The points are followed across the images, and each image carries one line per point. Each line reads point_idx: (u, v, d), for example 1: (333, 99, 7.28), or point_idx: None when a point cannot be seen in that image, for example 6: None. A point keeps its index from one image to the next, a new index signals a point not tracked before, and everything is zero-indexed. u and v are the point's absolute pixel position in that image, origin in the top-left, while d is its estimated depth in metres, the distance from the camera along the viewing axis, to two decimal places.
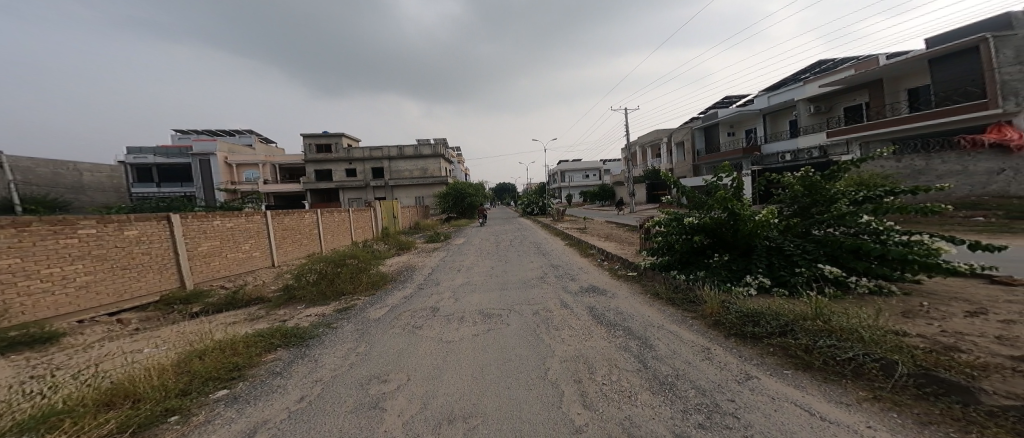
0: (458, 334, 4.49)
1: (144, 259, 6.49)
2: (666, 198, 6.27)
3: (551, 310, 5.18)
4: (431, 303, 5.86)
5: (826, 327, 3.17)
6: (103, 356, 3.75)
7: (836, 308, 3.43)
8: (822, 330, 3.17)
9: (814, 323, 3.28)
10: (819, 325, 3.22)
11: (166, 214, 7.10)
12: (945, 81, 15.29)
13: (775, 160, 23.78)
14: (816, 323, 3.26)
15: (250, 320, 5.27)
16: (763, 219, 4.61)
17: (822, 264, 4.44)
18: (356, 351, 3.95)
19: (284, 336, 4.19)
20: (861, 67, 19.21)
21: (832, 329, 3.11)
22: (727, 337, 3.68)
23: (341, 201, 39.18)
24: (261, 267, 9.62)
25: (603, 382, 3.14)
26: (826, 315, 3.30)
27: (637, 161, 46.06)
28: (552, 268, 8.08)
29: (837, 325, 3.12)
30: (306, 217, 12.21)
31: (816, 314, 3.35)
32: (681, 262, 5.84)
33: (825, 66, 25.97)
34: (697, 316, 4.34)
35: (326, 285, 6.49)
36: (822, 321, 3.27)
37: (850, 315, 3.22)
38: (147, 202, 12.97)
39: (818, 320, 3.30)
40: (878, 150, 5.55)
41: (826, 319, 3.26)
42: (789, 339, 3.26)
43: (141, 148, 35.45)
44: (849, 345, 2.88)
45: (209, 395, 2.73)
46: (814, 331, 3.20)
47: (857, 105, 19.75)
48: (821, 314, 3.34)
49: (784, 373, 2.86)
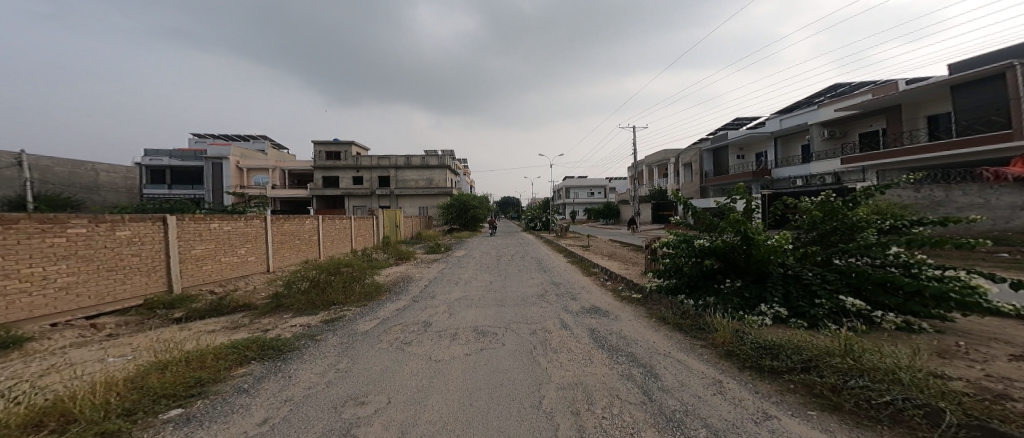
0: (449, 352, 4.18)
1: (133, 261, 6.31)
2: (675, 218, 5.98)
3: (550, 331, 4.85)
4: (423, 317, 5.55)
5: (857, 365, 2.78)
6: (60, 365, 3.47)
7: (867, 345, 3.02)
8: (850, 369, 2.77)
9: (840, 360, 2.88)
10: (848, 364, 2.81)
11: (162, 216, 6.97)
12: (968, 108, 14.94)
13: (786, 185, 23.38)
14: (844, 361, 2.87)
15: (231, 328, 5.02)
16: (777, 244, 4.29)
17: (845, 295, 4.03)
18: (336, 368, 3.66)
19: (260, 348, 3.91)
20: (878, 91, 18.94)
21: (862, 369, 2.72)
22: (742, 370, 3.25)
23: (345, 208, 39.27)
24: (255, 273, 9.40)
25: (602, 416, 2.81)
26: (855, 352, 2.91)
27: (644, 180, 45.86)
28: (552, 285, 7.76)
29: (869, 364, 2.73)
30: (307, 222, 12.07)
31: (844, 351, 2.96)
32: (689, 286, 5.50)
33: (840, 90, 25.84)
34: (706, 344, 3.94)
35: (316, 294, 6.23)
36: (851, 358, 2.87)
37: (884, 353, 2.84)
38: (151, 203, 12.97)
39: (846, 357, 2.90)
40: (904, 176, 5.23)
41: (856, 356, 2.86)
42: (812, 376, 2.87)
43: (156, 150, 36.20)
44: (884, 388, 2.50)
45: (158, 415, 2.47)
46: (842, 370, 2.80)
47: (873, 131, 19.47)
48: (850, 350, 2.95)
49: (808, 414, 2.48)
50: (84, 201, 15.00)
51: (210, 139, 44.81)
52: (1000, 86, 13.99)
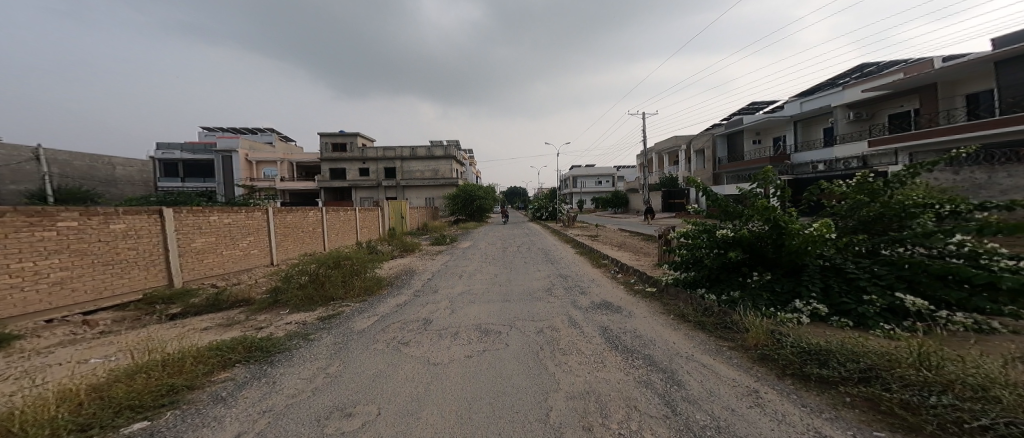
0: (449, 354, 3.86)
1: (130, 254, 6.13)
2: (692, 206, 5.50)
3: (558, 329, 4.49)
4: (424, 314, 5.24)
5: (935, 376, 2.18)
6: (37, 369, 3.28)
7: (946, 351, 2.45)
8: (928, 383, 2.17)
9: (912, 372, 2.28)
10: (924, 376, 2.21)
11: (159, 208, 6.78)
12: (1012, 85, 13.87)
13: (805, 170, 22.38)
14: (916, 372, 2.28)
15: (224, 325, 4.79)
16: (816, 233, 3.81)
17: (900, 292, 3.51)
18: (325, 372, 3.37)
19: (247, 350, 3.64)
20: (910, 70, 17.78)
21: (942, 381, 2.13)
22: (783, 378, 2.75)
23: (353, 200, 39.40)
24: (258, 266, 9.26)
25: (618, 432, 2.44)
26: (931, 362, 2.31)
27: (654, 168, 44.89)
28: (560, 279, 7.38)
29: (952, 377, 2.13)
30: (310, 214, 11.89)
31: (916, 360, 2.36)
32: (710, 280, 5.06)
33: (867, 70, 24.46)
34: (735, 346, 3.48)
35: (314, 289, 5.98)
36: (927, 369, 2.27)
37: (969, 361, 2.24)
38: (157, 197, 12.88)
39: (919, 368, 2.31)
40: (953, 151, 4.68)
41: (932, 366, 2.27)
42: (876, 389, 2.29)
43: (169, 144, 36.61)
44: (974, 407, 1.90)
45: (117, 430, 2.24)
46: (916, 385, 2.20)
47: (904, 112, 18.37)
48: (924, 360, 2.34)
49: (873, 434, 1.95)
50: (96, 195, 15.11)
51: (220, 132, 45.17)
52: None
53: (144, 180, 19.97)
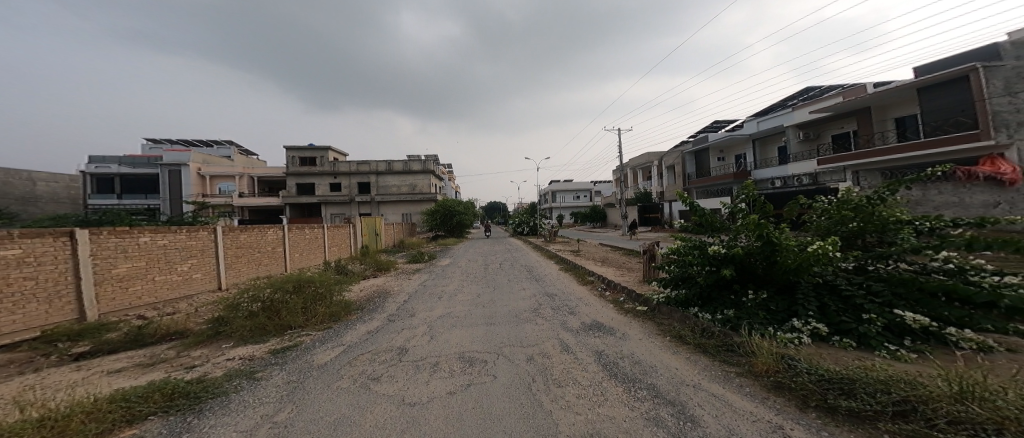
0: (427, 391, 3.30)
1: (25, 285, 5.13)
2: (676, 221, 5.28)
3: (549, 356, 4.06)
4: (398, 342, 4.61)
5: (986, 411, 1.94)
6: None
7: (980, 378, 2.25)
8: (978, 422, 1.93)
9: (956, 408, 2.04)
10: (971, 413, 1.98)
11: (70, 230, 5.83)
12: (934, 110, 15.20)
13: (765, 186, 23.56)
14: (963, 408, 2.03)
15: (145, 366, 3.94)
16: (817, 252, 3.50)
17: (900, 310, 3.33)
18: (270, 422, 2.73)
19: (167, 397, 2.90)
20: (848, 94, 19.36)
21: (996, 419, 1.88)
22: (807, 409, 2.47)
23: (322, 216, 37.50)
24: (202, 291, 8.18)
25: None
26: (972, 394, 2.09)
27: (628, 184, 46.22)
28: (546, 298, 6.97)
29: (1004, 412, 1.89)
30: (269, 232, 10.87)
31: (957, 393, 2.12)
32: (702, 298, 4.84)
33: (812, 94, 26.61)
34: (744, 372, 3.20)
35: (268, 318, 5.19)
36: (971, 404, 2.04)
37: (1014, 393, 2.03)
38: (85, 215, 11.34)
39: (962, 402, 2.07)
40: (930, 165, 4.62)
41: (978, 401, 2.04)
42: (919, 427, 2.04)
43: (105, 156, 33.11)
44: None
45: None
46: (964, 423, 1.96)
47: (845, 133, 19.94)
48: (967, 392, 2.10)
49: None
50: (12, 212, 13.14)
51: (169, 145, 41.85)
52: (964, 89, 14.18)
53: (73, 198, 17.70)
